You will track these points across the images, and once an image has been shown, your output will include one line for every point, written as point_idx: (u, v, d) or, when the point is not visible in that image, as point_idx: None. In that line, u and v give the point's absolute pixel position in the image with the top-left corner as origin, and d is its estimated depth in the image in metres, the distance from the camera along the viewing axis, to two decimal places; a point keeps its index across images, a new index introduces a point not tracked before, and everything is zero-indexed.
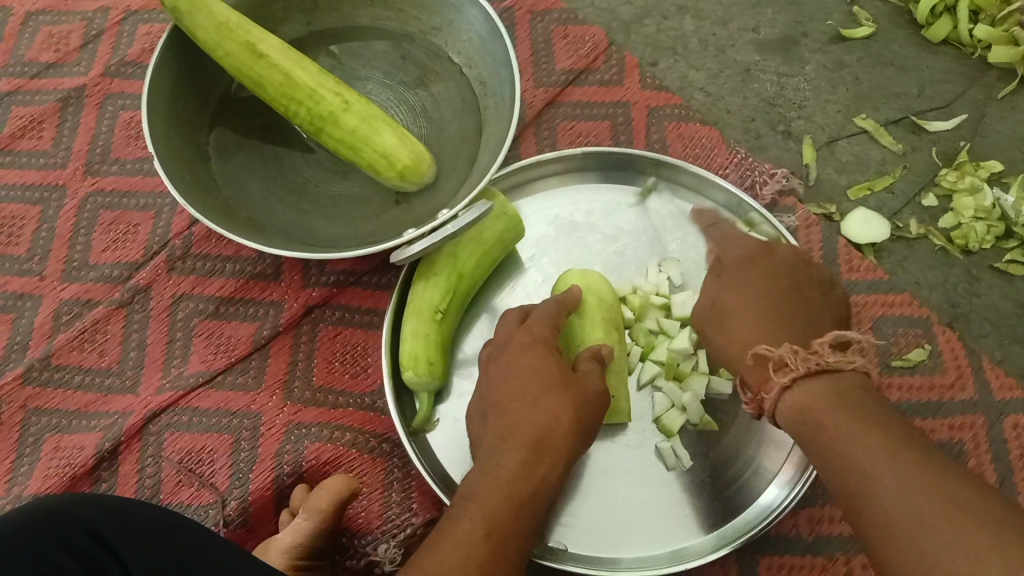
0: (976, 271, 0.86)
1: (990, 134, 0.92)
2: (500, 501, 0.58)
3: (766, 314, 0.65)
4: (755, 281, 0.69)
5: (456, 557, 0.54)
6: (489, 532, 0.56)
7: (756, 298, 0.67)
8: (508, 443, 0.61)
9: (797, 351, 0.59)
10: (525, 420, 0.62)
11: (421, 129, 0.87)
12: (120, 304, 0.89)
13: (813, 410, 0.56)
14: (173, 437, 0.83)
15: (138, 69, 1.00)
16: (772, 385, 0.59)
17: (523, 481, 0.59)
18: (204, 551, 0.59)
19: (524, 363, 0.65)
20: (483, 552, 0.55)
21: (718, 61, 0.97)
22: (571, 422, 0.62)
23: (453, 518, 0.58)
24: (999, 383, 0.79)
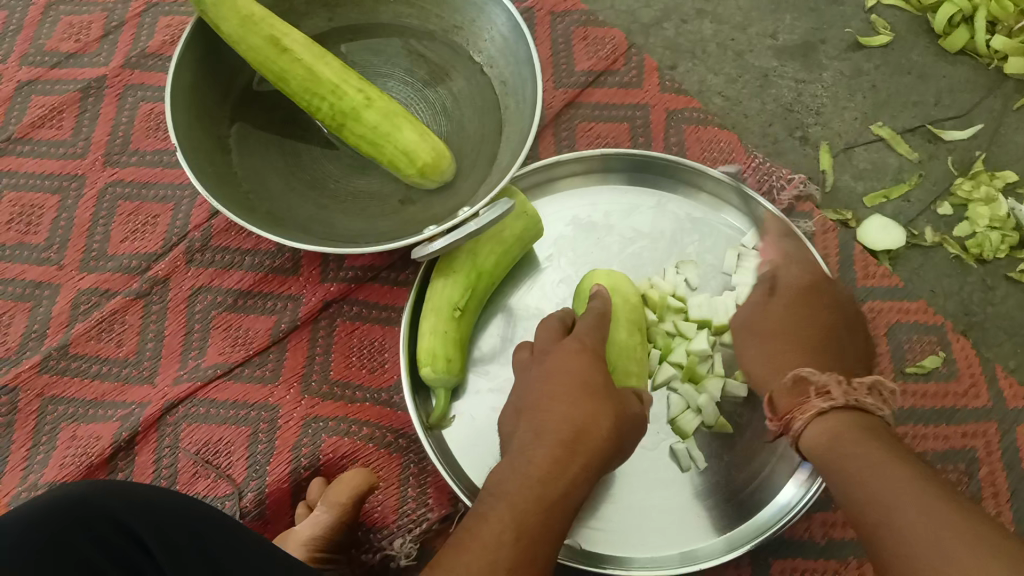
0: (990, 280, 0.86)
1: (1007, 144, 0.93)
2: (531, 499, 0.58)
3: (808, 343, 0.68)
4: (799, 313, 0.71)
5: (483, 560, 0.54)
6: (519, 532, 0.56)
7: (797, 325, 0.70)
8: (541, 440, 0.62)
9: (840, 382, 0.61)
10: (563, 421, 0.62)
11: (439, 127, 0.88)
12: (138, 295, 0.89)
13: (842, 439, 0.57)
14: (190, 428, 0.84)
15: (159, 61, 1.00)
16: (809, 406, 0.61)
17: (555, 480, 0.59)
18: (236, 550, 0.60)
19: (566, 366, 0.66)
20: (513, 554, 0.55)
21: (737, 65, 0.98)
22: (605, 426, 0.63)
23: (483, 516, 0.58)
24: (1012, 391, 0.80)
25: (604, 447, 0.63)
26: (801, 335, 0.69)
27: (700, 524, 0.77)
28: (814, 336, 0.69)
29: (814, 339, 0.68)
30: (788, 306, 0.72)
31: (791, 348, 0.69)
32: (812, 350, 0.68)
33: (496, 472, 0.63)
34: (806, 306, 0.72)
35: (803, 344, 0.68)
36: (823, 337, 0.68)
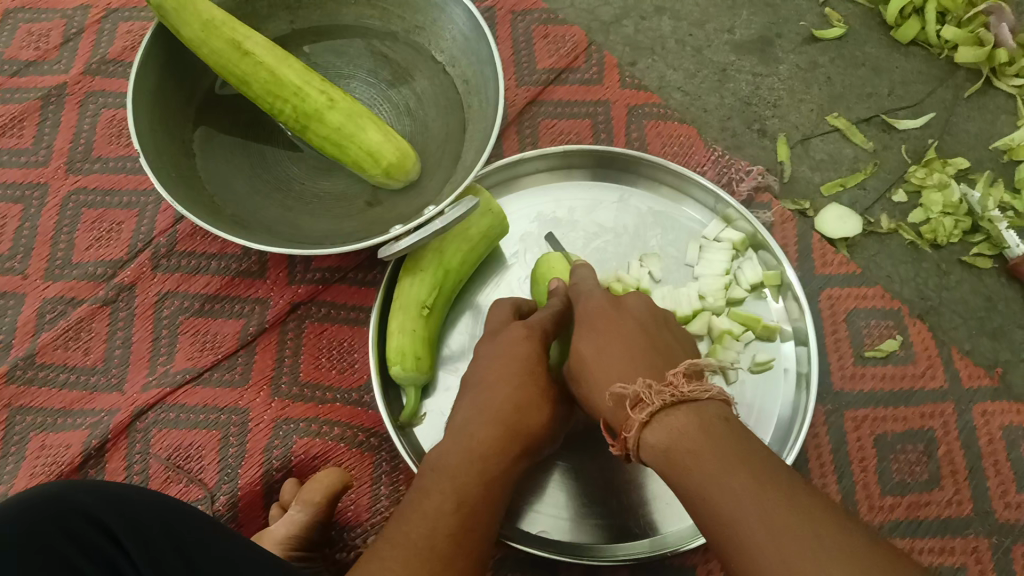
0: (945, 265, 0.88)
1: (958, 132, 0.95)
2: (473, 474, 0.60)
3: (625, 339, 0.59)
4: (603, 329, 0.61)
5: (424, 530, 0.56)
6: (461, 501, 0.58)
7: (617, 347, 0.59)
8: (486, 419, 0.63)
9: (651, 385, 0.52)
10: (507, 403, 0.64)
11: (404, 127, 0.89)
12: (105, 302, 0.89)
13: (682, 443, 0.48)
14: (161, 433, 0.84)
15: (120, 67, 1.00)
16: (630, 424, 0.52)
17: (497, 457, 0.61)
18: (205, 540, 0.61)
19: (511, 351, 0.67)
20: (452, 522, 0.57)
21: (695, 61, 0.99)
22: (541, 416, 0.65)
23: (424, 487, 0.60)
24: (968, 372, 0.82)
25: (540, 432, 0.66)
26: (623, 336, 0.60)
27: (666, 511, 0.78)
28: (634, 334, 0.60)
29: (631, 333, 0.60)
30: (593, 328, 0.62)
31: (619, 350, 0.58)
32: (630, 344, 0.59)
33: (436, 447, 0.64)
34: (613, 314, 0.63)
35: (622, 341, 0.59)
36: (639, 333, 0.60)
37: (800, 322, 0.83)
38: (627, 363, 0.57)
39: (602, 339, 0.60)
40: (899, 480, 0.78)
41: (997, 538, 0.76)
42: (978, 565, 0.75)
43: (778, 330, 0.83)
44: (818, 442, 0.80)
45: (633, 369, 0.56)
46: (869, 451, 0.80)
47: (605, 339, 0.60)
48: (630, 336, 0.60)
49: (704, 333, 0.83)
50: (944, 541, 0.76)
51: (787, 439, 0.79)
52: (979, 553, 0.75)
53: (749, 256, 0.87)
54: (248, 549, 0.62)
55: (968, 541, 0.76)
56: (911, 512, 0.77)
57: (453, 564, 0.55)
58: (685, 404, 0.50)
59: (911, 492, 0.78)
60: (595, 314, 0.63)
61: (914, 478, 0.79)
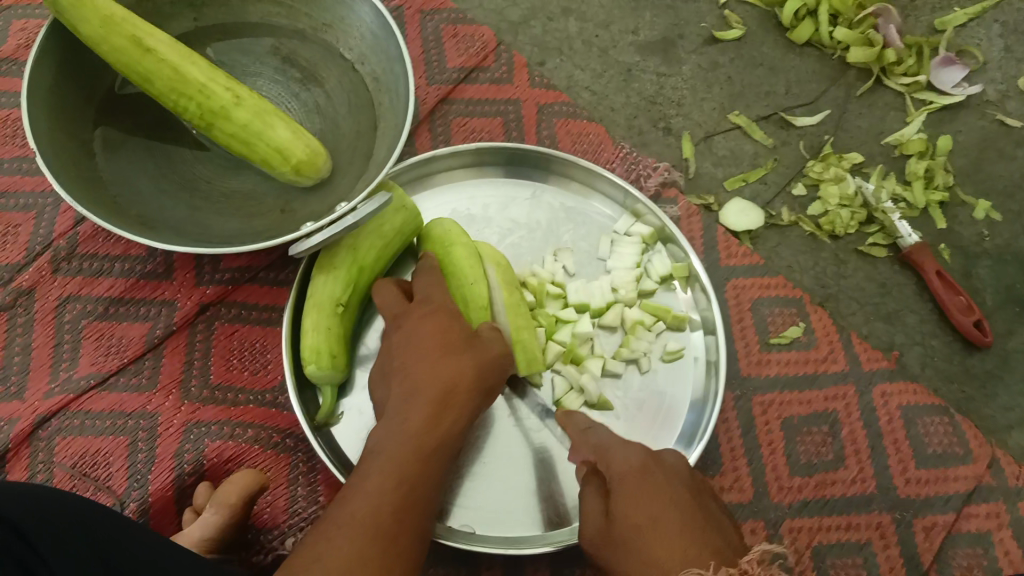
0: (843, 255, 0.92)
1: (851, 128, 0.99)
2: (409, 452, 0.62)
3: (659, 529, 0.55)
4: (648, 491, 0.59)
5: (369, 504, 0.58)
6: (401, 480, 0.60)
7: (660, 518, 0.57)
8: (414, 398, 0.65)
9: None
10: (430, 378, 0.66)
11: (313, 125, 0.88)
12: (1, 308, 0.86)
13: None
14: (65, 441, 0.81)
15: (14, 66, 0.96)
16: None
17: (430, 433, 0.64)
18: (108, 532, 0.63)
19: (426, 330, 0.69)
20: (394, 498, 0.59)
21: (602, 61, 1.01)
22: (472, 377, 0.68)
23: (363, 469, 0.61)
24: (866, 355, 0.86)
25: (469, 399, 0.68)
26: (655, 519, 0.56)
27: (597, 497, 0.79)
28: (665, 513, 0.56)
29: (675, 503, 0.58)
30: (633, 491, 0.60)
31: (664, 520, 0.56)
32: (660, 529, 0.55)
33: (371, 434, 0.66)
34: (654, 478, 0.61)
35: (665, 524, 0.55)
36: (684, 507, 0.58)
37: (707, 311, 0.85)
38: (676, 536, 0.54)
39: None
40: (806, 461, 0.81)
41: (898, 512, 0.80)
42: (881, 540, 0.79)
43: (687, 320, 0.86)
44: (728, 426, 0.82)
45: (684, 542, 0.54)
46: (777, 434, 0.82)
47: (638, 538, 0.55)
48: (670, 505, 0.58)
49: (616, 326, 0.85)
50: (849, 518, 0.79)
51: (697, 428, 0.82)
52: (882, 528, 0.79)
53: (658, 249, 0.89)
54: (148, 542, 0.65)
55: (872, 517, 0.79)
56: (817, 491, 0.80)
57: (400, 537, 0.57)
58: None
59: (817, 472, 0.81)
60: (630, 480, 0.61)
61: (820, 458, 0.82)
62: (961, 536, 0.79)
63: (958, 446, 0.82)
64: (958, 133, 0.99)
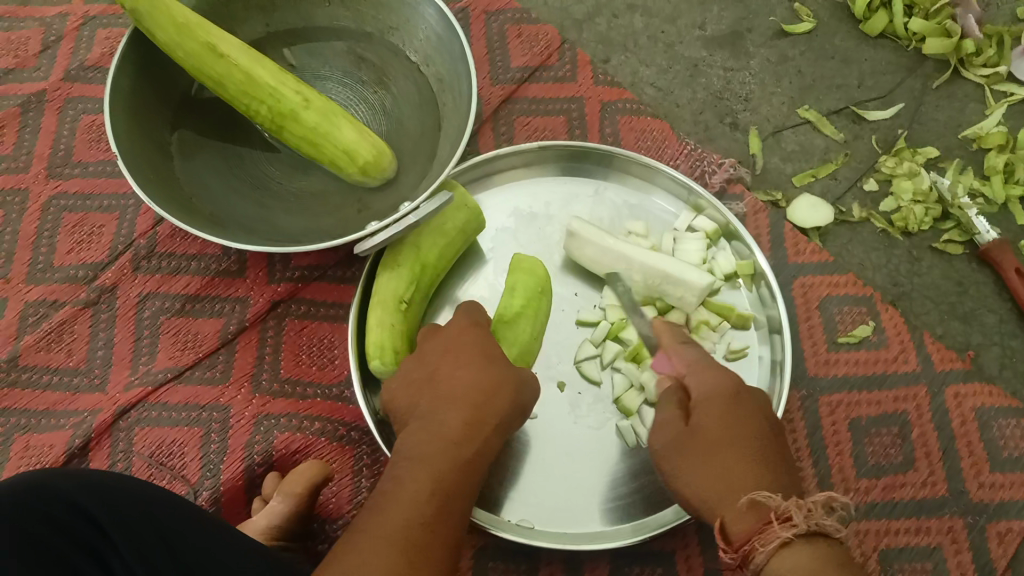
0: (917, 252, 0.89)
1: (927, 122, 0.96)
2: (445, 461, 0.59)
3: (734, 449, 0.58)
4: (726, 416, 0.61)
5: (399, 517, 0.55)
6: (435, 490, 0.57)
7: (734, 438, 0.59)
8: (452, 404, 0.63)
9: (798, 503, 0.52)
10: (466, 387, 0.64)
11: (380, 127, 0.89)
12: (86, 304, 0.90)
13: (801, 572, 0.50)
14: (143, 432, 0.85)
15: (98, 73, 1.01)
16: (769, 540, 0.51)
17: (467, 442, 0.61)
18: (180, 523, 0.64)
19: (462, 341, 0.69)
20: (428, 510, 0.56)
21: (667, 56, 1.01)
22: (512, 389, 0.66)
23: (396, 477, 0.59)
24: (940, 355, 0.83)
25: (511, 412, 0.66)
26: (736, 437, 0.59)
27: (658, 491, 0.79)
28: (741, 432, 0.60)
29: (752, 435, 0.60)
30: (715, 411, 0.61)
31: (737, 446, 0.58)
32: (737, 449, 0.58)
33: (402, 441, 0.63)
34: (734, 409, 0.62)
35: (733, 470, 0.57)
36: (760, 434, 0.60)
37: (773, 310, 0.84)
38: (746, 464, 0.57)
39: (709, 478, 0.58)
40: (874, 463, 0.79)
41: (971, 517, 0.77)
42: (953, 545, 0.76)
43: (752, 318, 0.84)
44: (794, 426, 0.81)
45: (755, 475, 0.57)
46: (844, 435, 0.81)
47: (712, 454, 0.59)
48: (747, 436, 0.59)
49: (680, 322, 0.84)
50: (919, 522, 0.77)
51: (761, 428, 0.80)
52: (954, 533, 0.77)
53: (722, 245, 0.88)
54: (218, 538, 0.65)
55: (944, 521, 0.77)
56: (886, 494, 0.78)
57: (431, 551, 0.54)
58: (821, 539, 0.51)
59: (886, 474, 0.79)
60: (715, 403, 0.62)
61: (889, 460, 0.80)
62: None
63: None
64: None
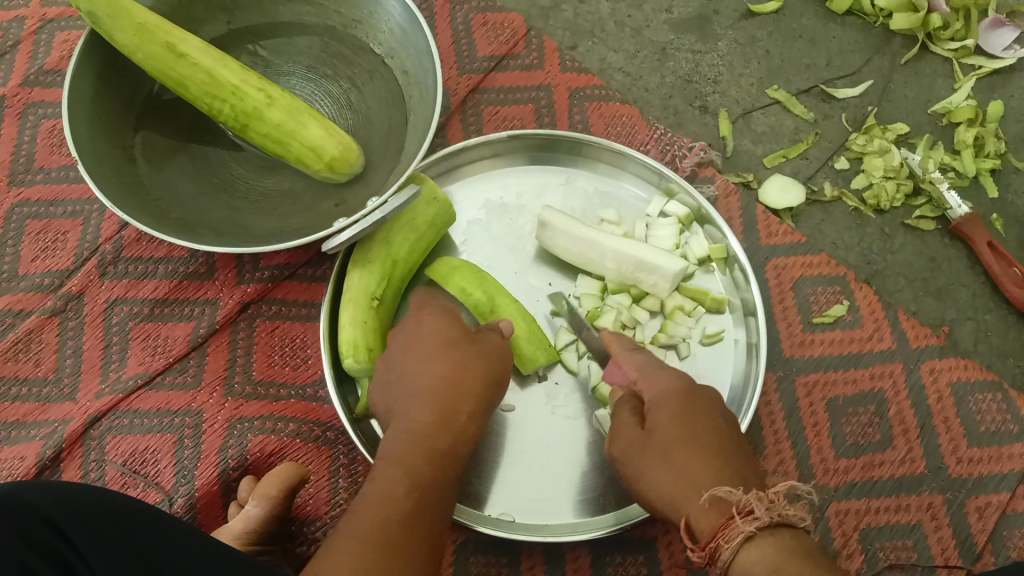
0: (889, 229, 0.89)
1: (896, 98, 0.96)
2: (418, 455, 0.58)
3: (691, 445, 0.58)
4: (682, 415, 0.60)
5: (374, 514, 0.53)
6: (411, 488, 0.55)
7: (691, 436, 0.58)
8: (424, 398, 0.62)
9: (760, 495, 0.51)
10: (435, 381, 0.63)
11: (347, 121, 0.88)
12: (53, 312, 0.88)
13: (767, 567, 0.48)
14: (116, 440, 0.83)
15: (58, 77, 0.99)
16: (734, 533, 0.50)
17: (438, 436, 0.60)
18: (155, 536, 0.63)
19: (434, 333, 0.67)
20: (403, 506, 0.54)
21: (635, 41, 1.00)
22: (483, 381, 0.65)
23: (370, 479, 0.57)
24: (915, 332, 0.83)
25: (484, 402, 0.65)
26: (691, 435, 0.59)
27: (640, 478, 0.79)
28: (697, 430, 0.59)
29: (709, 431, 0.59)
30: (668, 411, 0.61)
31: (694, 443, 0.58)
32: (694, 445, 0.58)
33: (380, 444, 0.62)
34: (690, 407, 0.61)
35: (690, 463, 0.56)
36: (717, 430, 0.60)
37: (747, 293, 0.83)
38: (707, 457, 0.56)
39: (669, 478, 0.58)
40: (853, 443, 0.79)
41: (950, 493, 0.77)
42: (933, 521, 0.76)
43: (726, 302, 0.84)
44: (771, 408, 0.80)
45: (715, 467, 0.56)
46: (821, 416, 0.80)
47: (671, 453, 0.58)
48: (704, 431, 0.59)
49: (656, 309, 0.84)
50: (898, 499, 0.77)
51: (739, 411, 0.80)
52: (934, 510, 0.76)
53: (695, 230, 0.88)
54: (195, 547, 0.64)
55: (923, 498, 0.77)
56: (865, 473, 0.78)
57: (409, 546, 0.52)
58: (786, 529, 0.50)
59: (864, 454, 0.79)
60: (667, 404, 0.62)
61: (866, 439, 0.79)
62: (1017, 516, 0.76)
63: (1011, 423, 0.79)
64: (1010, 98, 0.96)
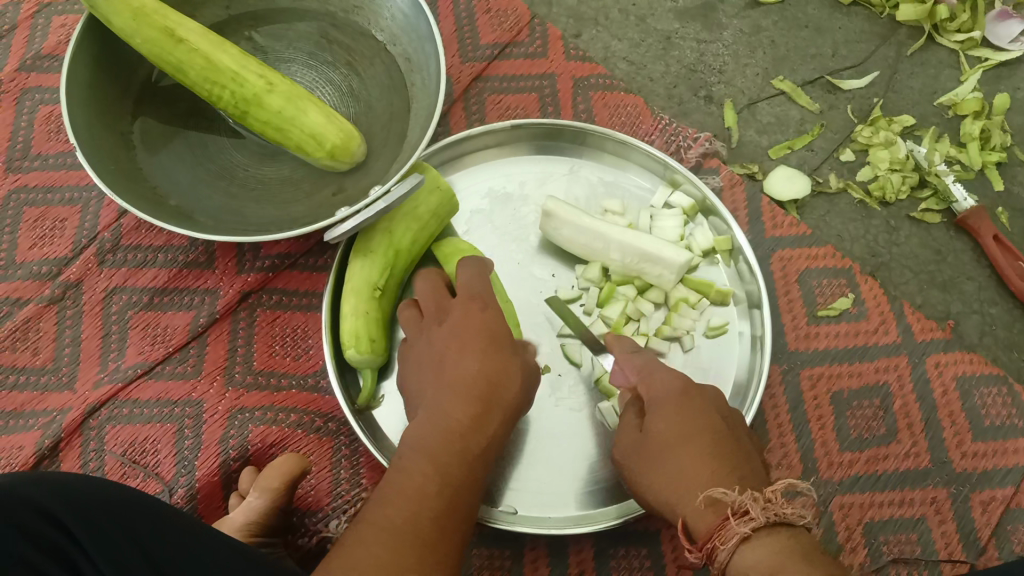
0: (894, 221, 0.89)
1: (902, 89, 0.95)
2: (452, 455, 0.57)
3: (688, 445, 0.57)
4: (680, 413, 0.60)
5: (406, 511, 0.53)
6: (443, 487, 0.55)
7: (689, 435, 0.58)
8: (459, 393, 0.60)
9: (754, 495, 0.51)
10: (475, 378, 0.61)
11: (348, 109, 0.87)
12: (51, 301, 0.87)
13: (760, 567, 0.48)
14: (115, 430, 0.83)
15: (56, 62, 0.98)
16: (727, 535, 0.50)
17: (473, 434, 0.58)
18: (156, 526, 0.62)
19: (470, 322, 0.65)
20: (435, 505, 0.54)
21: (639, 30, 0.99)
22: (516, 382, 0.63)
23: (401, 469, 0.56)
24: (920, 325, 0.83)
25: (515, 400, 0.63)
26: (686, 433, 0.58)
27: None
28: (696, 427, 0.59)
29: (706, 430, 0.59)
30: (667, 411, 0.61)
31: (688, 444, 0.57)
32: (692, 444, 0.57)
33: (408, 429, 0.61)
34: (688, 404, 0.61)
35: (687, 466, 0.56)
36: (716, 429, 0.59)
37: (752, 285, 0.82)
38: (708, 457, 0.56)
39: (665, 478, 0.58)
40: (857, 437, 0.79)
41: (955, 487, 0.77)
42: (937, 516, 0.76)
43: (731, 294, 0.84)
44: (775, 401, 0.80)
45: (710, 467, 0.55)
46: (826, 409, 0.80)
47: (669, 453, 0.58)
48: (698, 431, 0.58)
49: (660, 301, 0.83)
50: (903, 493, 0.77)
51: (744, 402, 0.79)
52: (938, 504, 0.76)
53: (700, 221, 0.87)
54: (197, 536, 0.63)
55: (928, 492, 0.77)
56: (869, 467, 0.78)
57: (438, 547, 0.52)
58: (783, 527, 0.50)
59: (869, 447, 0.79)
60: (665, 401, 0.62)
61: (871, 433, 0.79)
62: (1022, 510, 0.76)
63: (1017, 417, 0.79)
64: (1017, 89, 0.96)
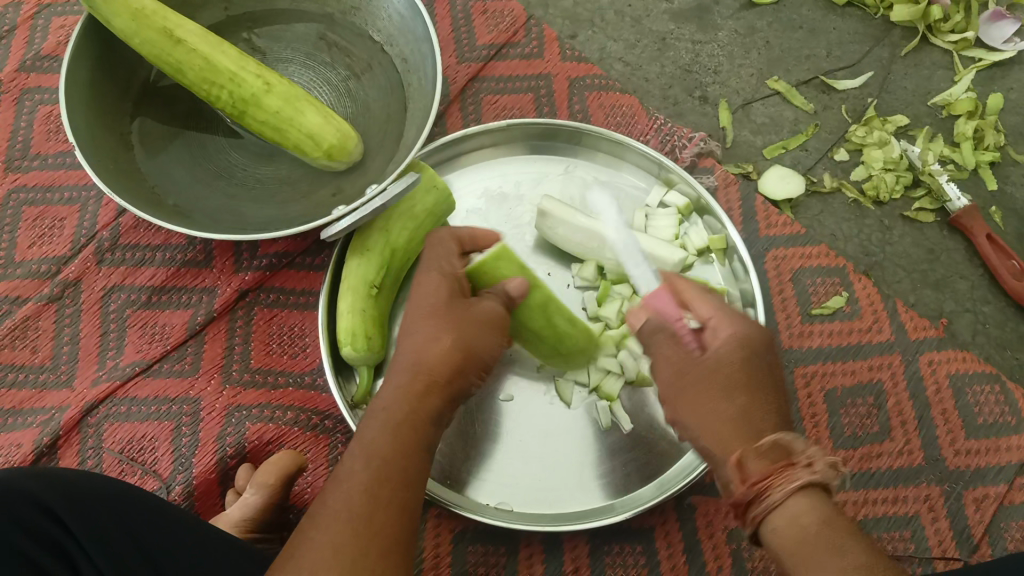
0: (888, 221, 0.89)
1: (895, 90, 0.96)
2: (384, 429, 0.55)
3: (719, 386, 0.54)
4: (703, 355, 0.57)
5: (342, 495, 0.51)
6: (376, 460, 0.53)
7: (717, 372, 0.55)
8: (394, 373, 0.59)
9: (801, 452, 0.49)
10: (436, 355, 0.60)
11: (344, 108, 0.87)
12: (50, 299, 0.88)
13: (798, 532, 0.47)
14: (113, 427, 0.83)
15: (55, 63, 0.98)
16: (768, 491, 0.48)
17: (413, 406, 0.57)
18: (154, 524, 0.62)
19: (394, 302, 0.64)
20: (364, 479, 0.52)
21: (635, 31, 1.00)
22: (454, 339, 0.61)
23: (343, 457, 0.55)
24: (913, 324, 0.83)
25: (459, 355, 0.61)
26: (712, 374, 0.55)
27: (638, 466, 0.79)
28: (722, 364, 0.55)
29: (738, 363, 0.55)
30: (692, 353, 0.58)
31: (715, 387, 0.55)
32: (720, 389, 0.54)
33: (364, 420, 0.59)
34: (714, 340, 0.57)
35: (717, 410, 0.54)
36: (744, 358, 0.55)
37: (746, 284, 0.83)
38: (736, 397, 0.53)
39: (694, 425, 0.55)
40: (851, 434, 0.80)
41: (948, 485, 0.77)
42: (930, 513, 0.76)
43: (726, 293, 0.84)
44: None
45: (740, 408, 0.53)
46: (819, 407, 0.81)
47: (697, 398, 0.55)
48: (727, 366, 0.55)
49: None
50: (896, 491, 0.77)
51: None
52: (931, 501, 0.77)
53: (695, 220, 0.87)
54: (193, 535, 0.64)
55: (921, 489, 0.77)
56: (862, 464, 0.78)
57: (378, 522, 0.50)
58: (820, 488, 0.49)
59: (862, 445, 0.79)
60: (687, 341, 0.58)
61: (865, 430, 0.80)
62: (1014, 508, 0.76)
63: (1009, 415, 0.79)
64: (1010, 90, 0.96)
